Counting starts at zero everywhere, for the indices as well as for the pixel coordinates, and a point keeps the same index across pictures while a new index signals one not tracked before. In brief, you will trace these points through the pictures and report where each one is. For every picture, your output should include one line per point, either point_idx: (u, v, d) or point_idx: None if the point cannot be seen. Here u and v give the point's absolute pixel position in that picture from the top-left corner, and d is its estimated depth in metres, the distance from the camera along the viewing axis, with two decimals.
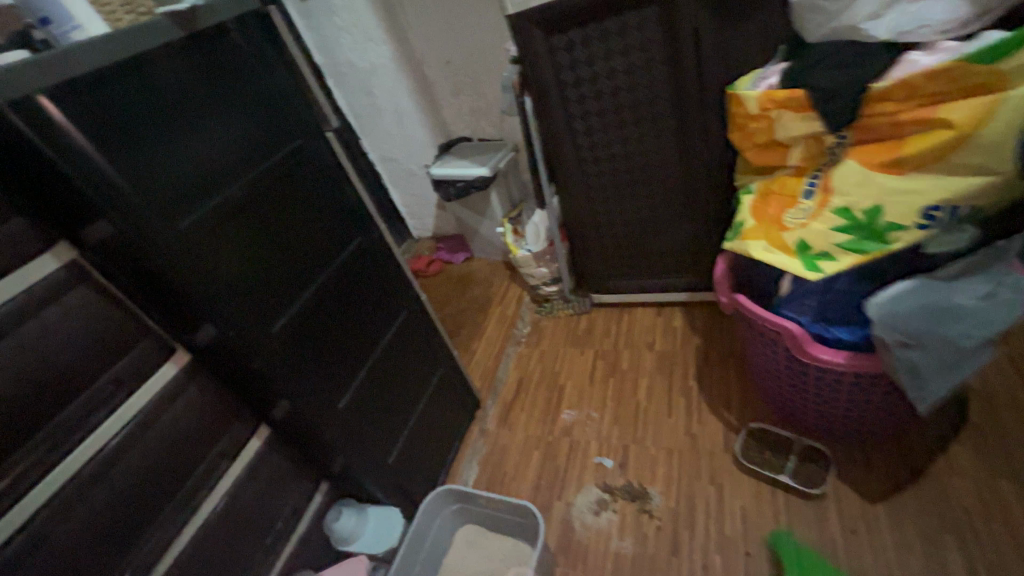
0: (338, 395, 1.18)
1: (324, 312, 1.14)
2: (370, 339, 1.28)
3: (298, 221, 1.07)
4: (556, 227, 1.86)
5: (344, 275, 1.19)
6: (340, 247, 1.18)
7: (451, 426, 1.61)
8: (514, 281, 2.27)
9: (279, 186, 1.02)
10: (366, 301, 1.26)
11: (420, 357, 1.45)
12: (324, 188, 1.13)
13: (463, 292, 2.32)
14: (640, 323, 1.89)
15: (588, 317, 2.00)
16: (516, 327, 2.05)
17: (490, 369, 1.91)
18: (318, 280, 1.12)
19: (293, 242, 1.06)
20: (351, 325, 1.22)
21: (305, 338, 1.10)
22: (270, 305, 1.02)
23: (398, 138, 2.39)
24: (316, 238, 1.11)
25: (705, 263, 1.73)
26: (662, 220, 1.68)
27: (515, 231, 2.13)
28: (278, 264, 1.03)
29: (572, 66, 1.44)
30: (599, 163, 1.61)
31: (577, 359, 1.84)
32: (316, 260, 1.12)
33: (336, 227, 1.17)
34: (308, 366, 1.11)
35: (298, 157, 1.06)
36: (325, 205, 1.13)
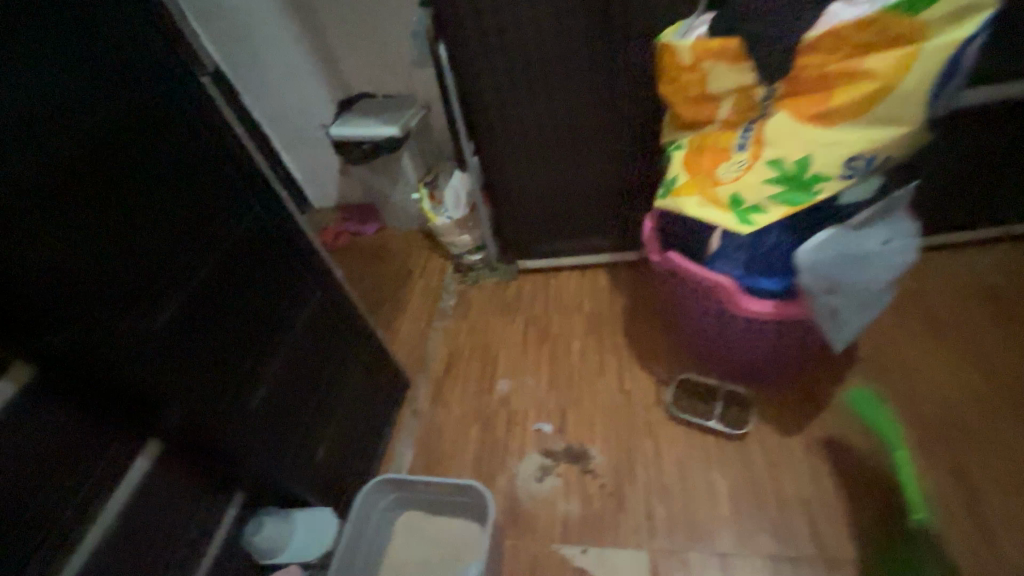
0: (241, 393, 1.03)
1: (216, 299, 0.97)
2: (281, 324, 1.11)
3: (173, 189, 0.87)
4: (478, 189, 1.77)
5: (241, 253, 1.01)
6: (233, 221, 0.99)
7: (381, 411, 1.49)
8: (434, 250, 2.14)
9: (143, 145, 0.81)
10: (271, 283, 1.09)
11: (341, 341, 1.30)
12: (207, 148, 0.92)
13: (378, 266, 2.14)
14: (567, 286, 1.88)
15: (515, 284, 1.96)
16: (441, 299, 1.94)
17: (417, 346, 1.79)
18: (206, 261, 0.94)
19: (166, 216, 0.86)
20: (254, 311, 1.05)
21: (193, 330, 0.92)
22: (139, 294, 0.83)
23: (287, 93, 2.08)
24: (200, 210, 0.92)
25: (629, 223, 1.75)
26: (587, 181, 1.66)
27: (433, 197, 1.99)
28: (148, 243, 0.84)
29: (491, 12, 1.32)
30: (521, 120, 1.53)
31: (508, 327, 1.80)
32: (200, 236, 0.92)
33: (226, 194, 0.97)
34: (202, 364, 0.93)
35: (166, 108, 0.85)
36: (210, 170, 0.93)
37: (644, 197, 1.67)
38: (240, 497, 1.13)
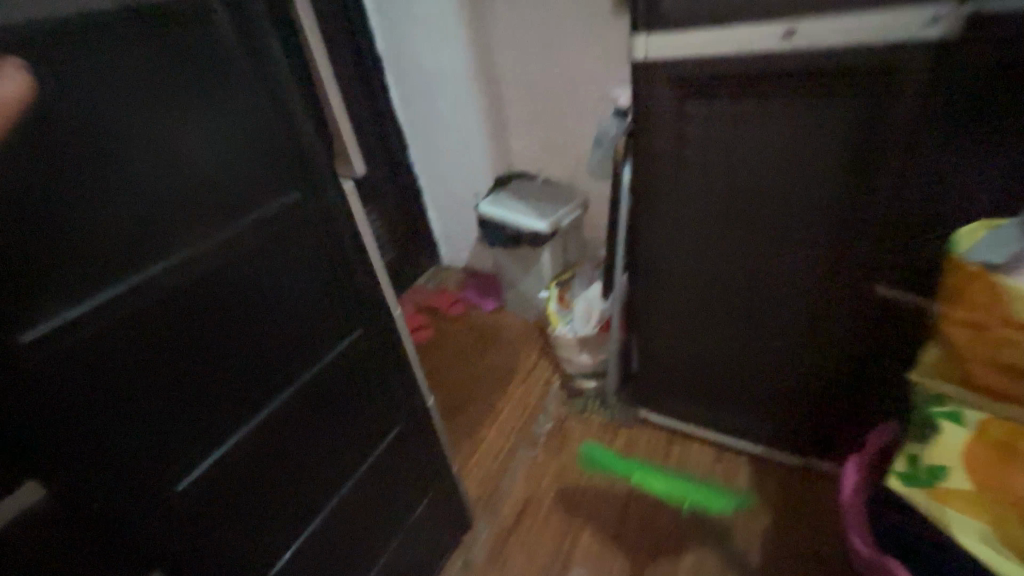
0: (263, 561, 0.82)
1: (269, 448, 0.78)
2: (338, 470, 0.91)
3: (259, 318, 0.71)
4: (617, 317, 1.50)
5: (316, 390, 0.83)
6: (319, 350, 0.81)
7: (428, 556, 1.23)
8: (546, 354, 1.88)
9: (238, 269, 0.67)
10: (342, 424, 0.89)
11: (409, 479, 1.09)
12: (319, 268, 0.77)
13: (483, 353, 1.93)
14: (694, 464, 1.50)
15: (628, 434, 1.61)
16: (536, 423, 1.66)
17: (493, 474, 1.53)
18: (270, 403, 0.76)
19: (236, 357, 0.70)
20: (310, 459, 0.85)
21: (229, 486, 0.74)
22: (179, 445, 0.66)
23: (451, 158, 2.03)
24: (281, 344, 0.75)
25: (799, 421, 1.34)
26: (761, 355, 1.28)
27: (563, 299, 1.76)
28: (209, 383, 0.67)
29: (701, 148, 1.06)
30: (699, 267, 1.22)
31: (605, 493, 1.47)
32: (269, 380, 0.75)
33: (320, 327, 0.80)
34: (219, 532, 0.74)
35: (287, 222, 0.71)
36: (312, 294, 0.77)
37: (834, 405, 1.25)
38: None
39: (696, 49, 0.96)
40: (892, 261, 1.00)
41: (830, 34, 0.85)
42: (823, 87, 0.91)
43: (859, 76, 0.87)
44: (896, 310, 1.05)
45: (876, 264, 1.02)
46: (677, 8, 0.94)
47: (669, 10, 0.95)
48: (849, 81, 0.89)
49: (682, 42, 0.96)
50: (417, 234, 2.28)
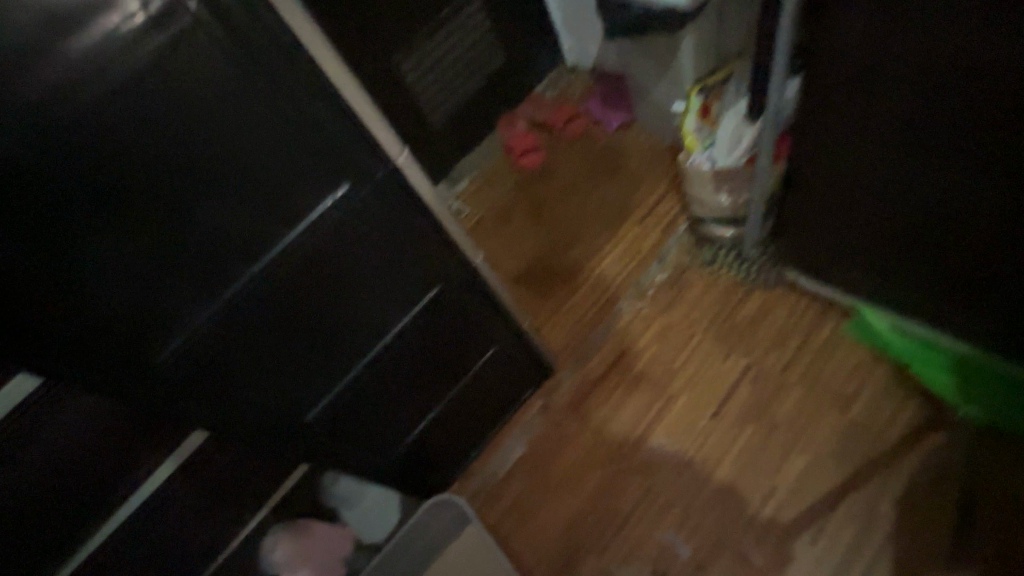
0: (302, 408, 0.87)
1: (272, 311, 0.75)
2: (374, 327, 0.88)
3: (193, 170, 0.61)
4: (773, 145, 1.07)
5: (313, 252, 0.75)
6: (301, 205, 0.70)
7: (501, 398, 1.22)
8: (675, 187, 1.50)
9: (142, 100, 0.55)
10: (363, 288, 0.82)
11: (465, 335, 1.03)
12: (263, 99, 0.62)
13: (597, 183, 1.61)
14: (849, 349, 1.16)
15: (764, 295, 1.27)
16: (646, 270, 1.40)
17: (586, 325, 1.38)
18: (253, 264, 0.71)
19: (194, 205, 0.63)
20: (331, 323, 0.82)
21: (235, 343, 0.74)
22: (158, 301, 0.66)
23: None
24: (248, 192, 0.66)
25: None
26: (995, 195, 0.81)
27: (706, 113, 1.25)
28: (164, 242, 0.63)
29: None
30: (925, 50, 0.73)
31: (715, 364, 1.23)
32: (248, 230, 0.68)
33: (293, 167, 0.68)
34: (247, 374, 0.78)
35: (186, 40, 0.56)
36: (260, 137, 0.63)
37: None
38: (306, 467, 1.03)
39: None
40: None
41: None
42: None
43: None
44: None
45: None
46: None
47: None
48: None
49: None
50: (530, 26, 1.80)
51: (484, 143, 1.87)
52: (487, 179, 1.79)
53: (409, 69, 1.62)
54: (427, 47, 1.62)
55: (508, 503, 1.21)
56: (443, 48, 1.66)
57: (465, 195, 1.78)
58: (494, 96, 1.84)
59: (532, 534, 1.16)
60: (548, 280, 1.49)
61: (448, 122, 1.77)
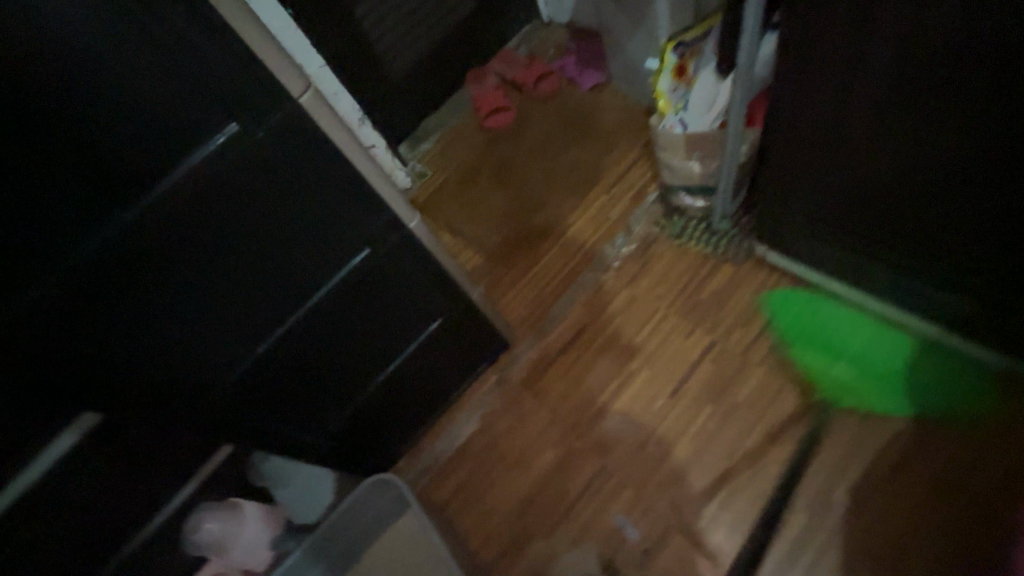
0: (208, 381, 0.79)
1: (160, 273, 0.66)
2: (295, 290, 0.80)
3: (27, 94, 0.50)
4: (744, 109, 0.98)
5: (209, 202, 0.66)
6: (181, 148, 0.61)
7: (451, 373, 1.15)
8: (646, 155, 1.41)
9: None
10: (270, 247, 0.74)
11: (404, 306, 0.95)
12: (120, 18, 0.52)
13: (565, 148, 1.51)
14: (814, 328, 1.10)
15: (732, 270, 1.21)
16: (612, 242, 1.32)
17: (546, 297, 1.31)
18: (126, 217, 0.61)
19: (45, 140, 0.52)
20: (235, 286, 0.73)
21: (116, 310, 0.65)
22: (4, 257, 0.55)
23: None
24: (117, 129, 0.56)
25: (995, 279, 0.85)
26: (979, 165, 0.74)
27: (682, 72, 1.15)
28: (3, 184, 0.52)
29: None
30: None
31: (677, 342, 1.17)
32: (122, 172, 0.58)
33: (174, 98, 0.58)
34: (142, 342, 0.69)
35: None
36: (127, 62, 0.54)
37: None
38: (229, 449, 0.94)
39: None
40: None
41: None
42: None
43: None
44: None
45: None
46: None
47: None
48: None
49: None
50: None
51: (449, 102, 1.75)
52: (451, 140, 1.67)
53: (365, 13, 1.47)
54: None
55: (456, 482, 1.16)
56: None
57: (426, 157, 1.66)
58: (461, 49, 1.70)
59: (480, 513, 1.11)
60: (509, 249, 1.41)
61: (409, 75, 1.63)
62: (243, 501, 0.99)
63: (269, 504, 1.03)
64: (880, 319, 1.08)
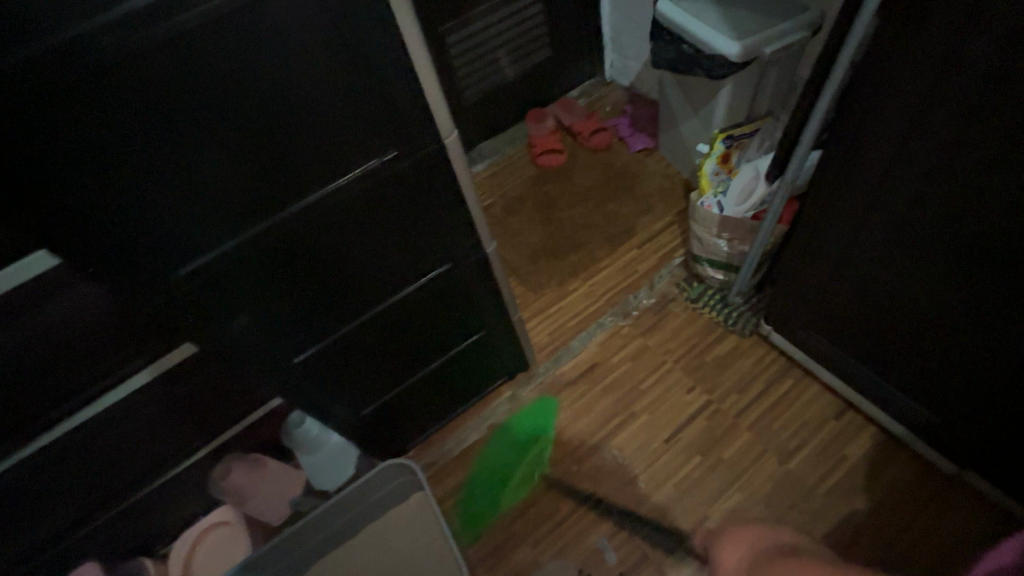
0: (288, 352, 0.89)
1: (285, 263, 0.77)
2: (377, 291, 0.91)
3: (250, 123, 0.62)
4: (780, 209, 1.13)
5: (338, 211, 0.76)
6: (345, 166, 0.72)
7: (474, 381, 1.27)
8: (679, 222, 1.57)
9: (223, 54, 0.56)
10: (371, 247, 0.84)
11: (457, 315, 1.07)
12: (334, 60, 0.62)
13: (607, 199, 1.66)
14: (799, 407, 1.25)
15: (736, 342, 1.36)
16: (635, 293, 1.47)
17: (566, 330, 1.44)
18: (286, 210, 0.72)
19: (250, 155, 0.64)
20: (336, 277, 0.84)
21: (246, 278, 0.75)
22: (184, 230, 0.66)
23: None
24: (300, 153, 0.68)
25: (962, 407, 0.99)
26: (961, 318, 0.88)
27: (727, 160, 1.33)
28: (210, 178, 0.63)
29: None
30: (935, 182, 0.79)
31: (677, 395, 1.30)
32: (291, 184, 0.70)
33: (346, 136, 0.69)
34: (251, 316, 0.80)
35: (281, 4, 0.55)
36: (324, 105, 0.65)
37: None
38: (277, 401, 1.04)
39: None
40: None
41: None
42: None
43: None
44: None
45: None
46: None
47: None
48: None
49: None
50: (579, 33, 1.83)
51: (507, 133, 1.90)
52: (504, 168, 1.82)
53: (454, 41, 1.62)
54: (477, 25, 1.63)
55: (456, 481, 1.26)
56: (490, 34, 1.67)
57: (478, 178, 1.80)
58: (528, 88, 1.86)
59: (473, 514, 1.21)
60: (541, 279, 1.54)
61: (478, 103, 1.78)
62: (269, 459, 1.11)
63: (293, 468, 1.14)
64: (857, 411, 1.23)
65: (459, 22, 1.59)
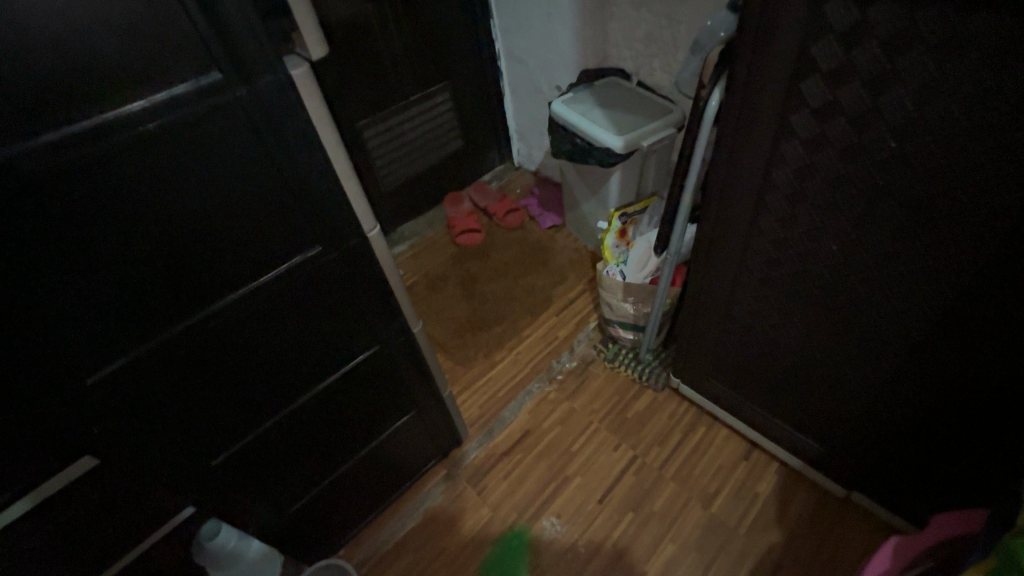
0: (203, 456, 0.84)
1: (203, 363, 0.76)
2: (302, 381, 0.91)
3: (172, 234, 0.64)
4: (670, 275, 1.29)
5: (261, 307, 0.78)
6: (272, 259, 0.75)
7: (407, 464, 1.25)
8: (591, 289, 1.72)
9: (147, 177, 0.59)
10: (296, 337, 0.85)
11: (386, 397, 1.07)
12: (257, 177, 0.67)
13: (524, 272, 1.78)
14: (713, 452, 1.36)
15: (652, 396, 1.47)
16: (558, 358, 1.55)
17: (496, 401, 1.47)
18: (210, 306, 0.73)
19: (171, 263, 0.66)
20: (258, 371, 0.83)
21: (168, 375, 0.73)
22: (93, 341, 0.64)
23: (534, 38, 1.70)
24: (222, 257, 0.70)
25: (839, 436, 1.15)
26: (819, 360, 1.05)
27: (624, 235, 1.50)
28: (125, 287, 0.64)
29: (827, 94, 0.74)
30: (775, 253, 0.97)
31: (606, 454, 1.36)
32: (212, 286, 0.72)
33: (270, 238, 0.73)
34: (163, 422, 0.76)
35: (208, 133, 0.60)
36: (248, 213, 0.69)
37: (888, 433, 1.04)
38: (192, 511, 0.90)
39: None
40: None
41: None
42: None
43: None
44: (998, 363, 0.81)
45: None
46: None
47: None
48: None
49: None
50: (486, 127, 2.03)
51: (426, 215, 2.02)
52: (426, 248, 1.91)
53: (371, 135, 1.74)
54: (392, 121, 1.76)
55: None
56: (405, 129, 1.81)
57: (401, 258, 1.88)
58: (444, 175, 2.01)
59: None
60: (468, 352, 1.59)
61: (398, 190, 1.90)
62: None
63: None
64: (761, 449, 1.36)
65: (375, 119, 1.72)
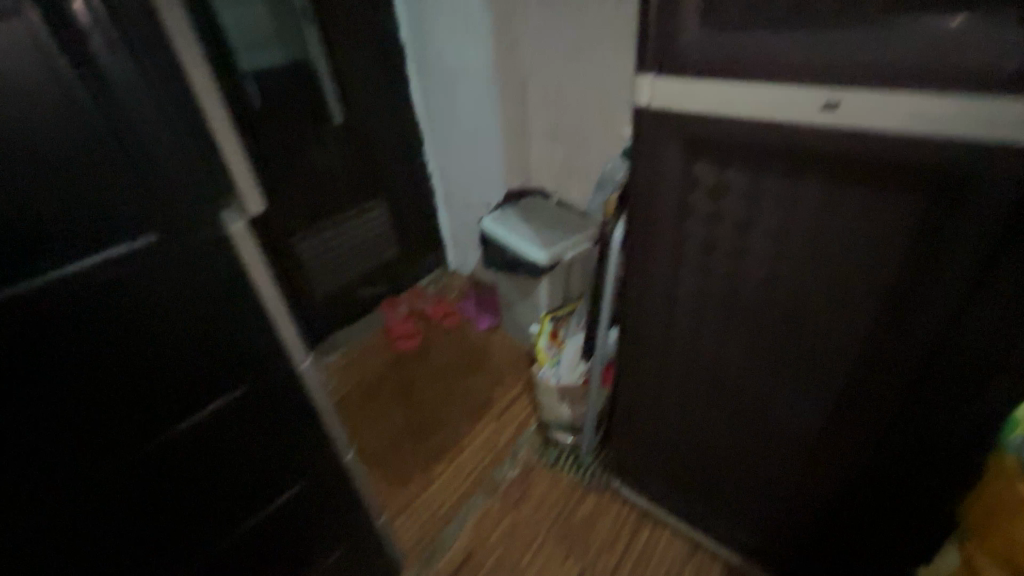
0: None
1: (88, 538, 0.65)
2: (211, 540, 0.80)
3: (65, 400, 0.57)
4: (600, 375, 1.35)
5: (170, 464, 0.70)
6: (190, 412, 0.69)
7: None
8: (528, 391, 1.73)
9: (44, 343, 0.53)
10: (211, 491, 0.76)
11: (311, 541, 0.96)
12: (177, 330, 0.63)
13: (461, 376, 1.78)
14: (660, 557, 1.34)
15: (595, 500, 1.46)
16: (499, 467, 1.52)
17: (436, 520, 1.40)
18: (105, 471, 0.64)
19: (60, 432, 0.58)
20: (157, 538, 0.73)
21: (41, 560, 0.62)
22: None
23: (464, 160, 1.87)
24: (127, 417, 0.63)
25: (771, 534, 1.18)
26: (740, 459, 1.11)
27: (555, 336, 1.57)
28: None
29: (705, 231, 0.85)
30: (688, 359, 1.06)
31: (553, 570, 1.31)
32: (110, 451, 0.63)
33: (187, 391, 0.67)
34: None
35: (122, 291, 0.57)
36: (162, 367, 0.64)
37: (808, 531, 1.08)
38: None
39: (699, 103, 0.72)
40: (914, 393, 0.78)
41: (875, 113, 0.60)
42: (859, 183, 0.68)
43: (905, 174, 0.64)
44: (882, 462, 0.88)
45: (905, 393, 0.79)
46: (693, 37, 0.68)
47: (671, 54, 0.71)
48: (889, 175, 0.65)
49: (672, 92, 0.74)
50: (422, 235, 2.13)
51: (362, 320, 2.02)
52: (359, 356, 1.88)
53: (305, 248, 1.77)
54: (328, 233, 1.82)
55: None
56: (341, 240, 1.86)
57: (333, 368, 1.84)
58: (380, 282, 2.04)
59: None
60: (404, 467, 1.53)
61: (332, 299, 1.90)
62: None
63: None
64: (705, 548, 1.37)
65: (311, 231, 1.77)
